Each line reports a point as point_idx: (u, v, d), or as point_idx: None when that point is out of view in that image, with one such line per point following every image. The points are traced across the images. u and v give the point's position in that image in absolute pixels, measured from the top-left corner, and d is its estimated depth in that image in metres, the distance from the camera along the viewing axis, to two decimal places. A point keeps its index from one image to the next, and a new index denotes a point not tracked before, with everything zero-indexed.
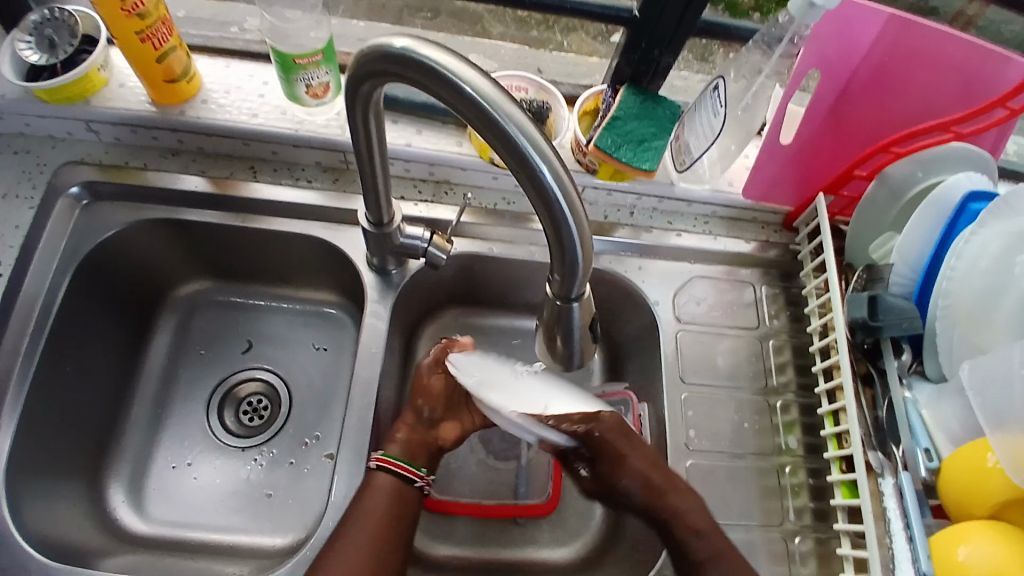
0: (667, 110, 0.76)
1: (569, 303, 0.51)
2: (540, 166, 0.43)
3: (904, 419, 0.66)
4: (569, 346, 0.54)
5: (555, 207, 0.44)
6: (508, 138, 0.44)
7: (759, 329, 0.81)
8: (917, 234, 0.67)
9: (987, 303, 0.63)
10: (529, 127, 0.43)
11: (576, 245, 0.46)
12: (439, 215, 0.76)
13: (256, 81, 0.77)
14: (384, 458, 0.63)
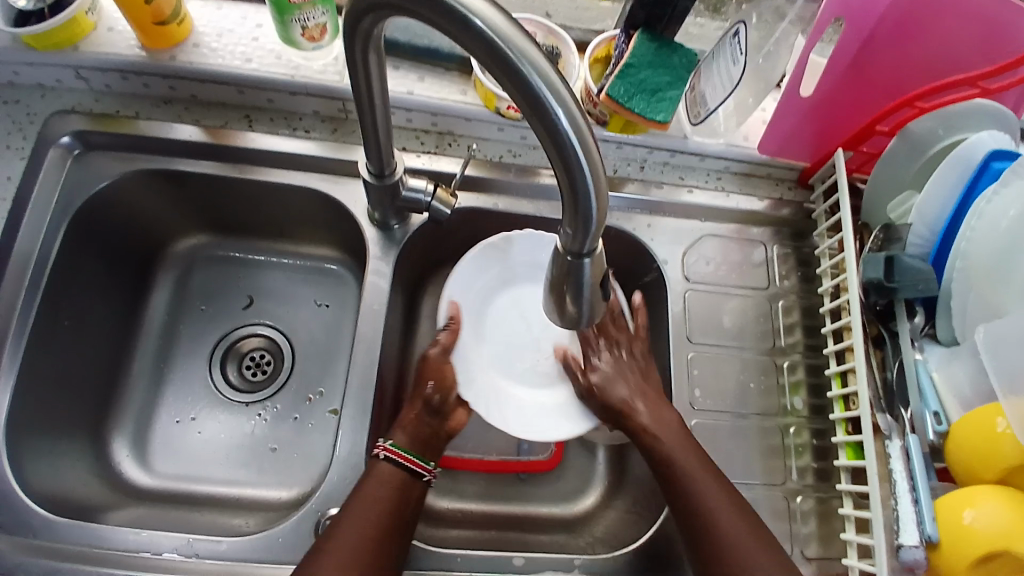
0: (684, 57, 0.71)
1: (580, 259, 0.41)
2: (552, 107, 0.36)
3: (914, 381, 0.63)
4: (579, 306, 0.44)
5: (569, 157, 0.36)
6: (516, 70, 0.36)
7: (769, 289, 0.79)
8: (938, 192, 0.65)
9: (1009, 264, 0.59)
10: (542, 61, 0.36)
11: (590, 200, 0.38)
12: (443, 167, 0.75)
13: (248, 23, 0.79)
14: (392, 449, 0.63)
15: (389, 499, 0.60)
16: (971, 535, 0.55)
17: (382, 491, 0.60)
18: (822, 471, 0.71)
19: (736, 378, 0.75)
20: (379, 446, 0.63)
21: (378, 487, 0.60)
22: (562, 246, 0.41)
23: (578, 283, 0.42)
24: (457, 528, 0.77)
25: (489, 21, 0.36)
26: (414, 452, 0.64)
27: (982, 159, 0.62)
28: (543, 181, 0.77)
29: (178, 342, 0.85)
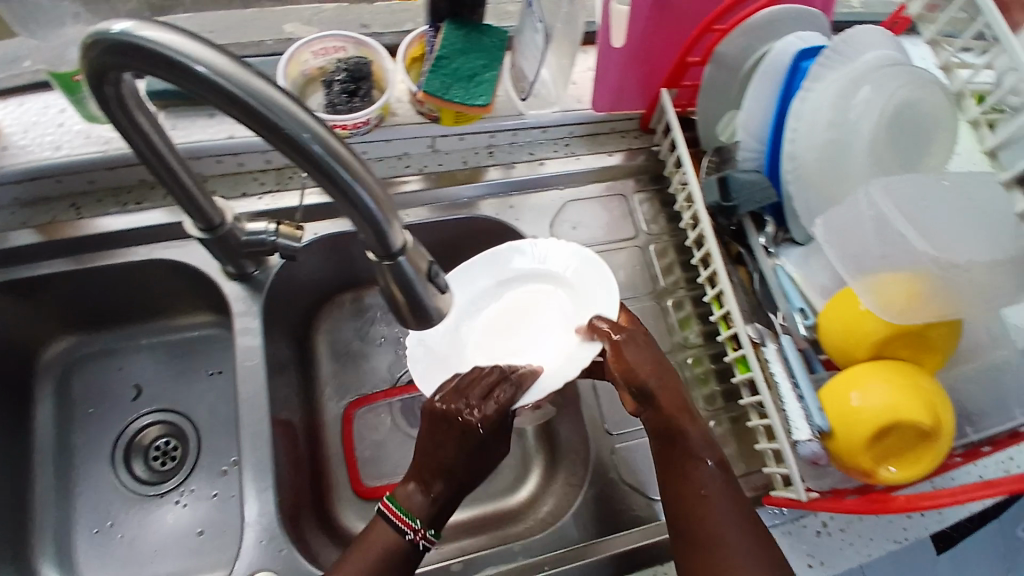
0: (493, 37, 0.73)
1: (395, 259, 0.47)
2: (304, 133, 0.40)
3: (776, 286, 0.66)
4: (412, 300, 0.50)
5: (336, 175, 0.42)
6: (259, 109, 0.40)
7: (638, 238, 0.82)
8: (757, 103, 0.67)
9: (835, 155, 0.61)
10: (279, 96, 0.40)
11: (370, 206, 0.44)
12: (286, 202, 0.74)
13: (52, 110, 0.75)
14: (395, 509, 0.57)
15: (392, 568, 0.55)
16: (859, 415, 0.56)
17: (382, 557, 0.55)
18: (725, 392, 0.75)
19: None
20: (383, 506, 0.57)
21: (377, 549, 0.55)
22: (373, 254, 0.47)
23: (404, 282, 0.47)
24: None
25: (215, 67, 0.39)
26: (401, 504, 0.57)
27: (791, 64, 0.65)
28: (404, 189, 0.78)
29: (75, 451, 0.80)
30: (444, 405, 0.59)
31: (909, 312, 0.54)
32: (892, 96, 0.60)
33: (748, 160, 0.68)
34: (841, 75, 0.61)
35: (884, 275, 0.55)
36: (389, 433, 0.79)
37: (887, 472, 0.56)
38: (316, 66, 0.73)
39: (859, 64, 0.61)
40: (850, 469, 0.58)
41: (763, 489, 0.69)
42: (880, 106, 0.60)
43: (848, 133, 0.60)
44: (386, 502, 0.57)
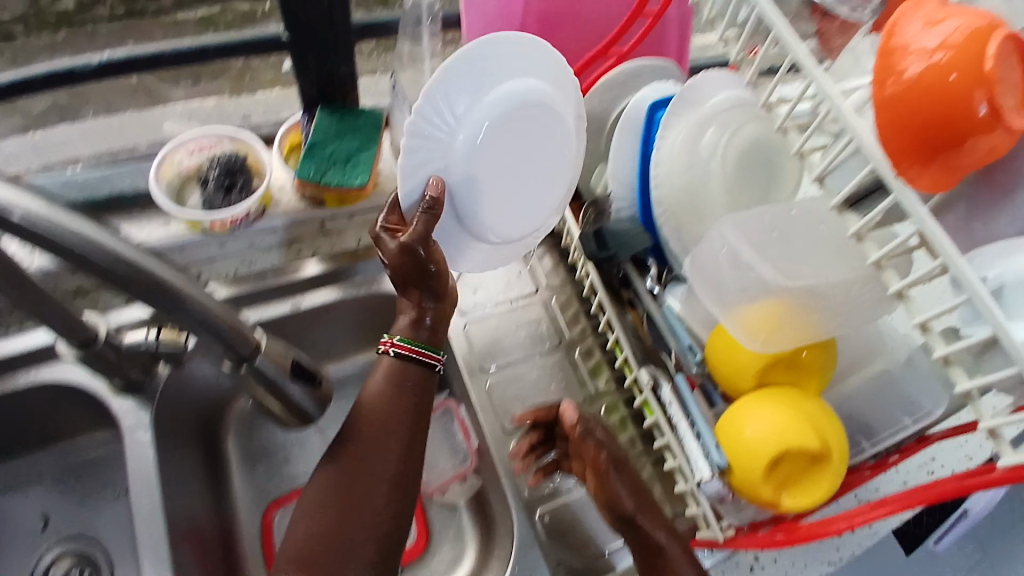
0: (367, 118, 0.75)
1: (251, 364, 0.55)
2: (137, 265, 0.47)
3: (665, 325, 0.67)
4: (276, 394, 0.57)
5: (172, 298, 0.48)
6: (87, 249, 0.45)
7: (539, 293, 0.84)
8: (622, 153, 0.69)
9: (695, 196, 0.65)
10: (108, 238, 0.46)
11: (212, 320, 0.51)
12: (171, 305, 0.74)
13: None
14: (401, 344, 0.62)
15: (394, 425, 0.60)
16: (754, 448, 0.56)
17: (388, 418, 0.60)
18: (643, 435, 0.75)
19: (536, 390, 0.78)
20: (386, 342, 0.62)
21: (388, 395, 0.60)
22: (230, 360, 0.55)
23: (265, 380, 0.56)
24: None
25: (48, 220, 0.43)
26: (427, 347, 0.63)
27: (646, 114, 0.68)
28: (304, 273, 0.77)
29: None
30: (391, 260, 0.58)
31: (775, 338, 0.56)
32: (736, 132, 0.64)
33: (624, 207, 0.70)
34: (689, 120, 0.65)
35: (747, 306, 0.57)
36: None
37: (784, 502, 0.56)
38: (192, 163, 0.73)
39: (702, 108, 0.65)
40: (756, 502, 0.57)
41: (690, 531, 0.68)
42: (726, 143, 0.64)
43: (698, 172, 0.65)
44: (390, 338, 0.62)
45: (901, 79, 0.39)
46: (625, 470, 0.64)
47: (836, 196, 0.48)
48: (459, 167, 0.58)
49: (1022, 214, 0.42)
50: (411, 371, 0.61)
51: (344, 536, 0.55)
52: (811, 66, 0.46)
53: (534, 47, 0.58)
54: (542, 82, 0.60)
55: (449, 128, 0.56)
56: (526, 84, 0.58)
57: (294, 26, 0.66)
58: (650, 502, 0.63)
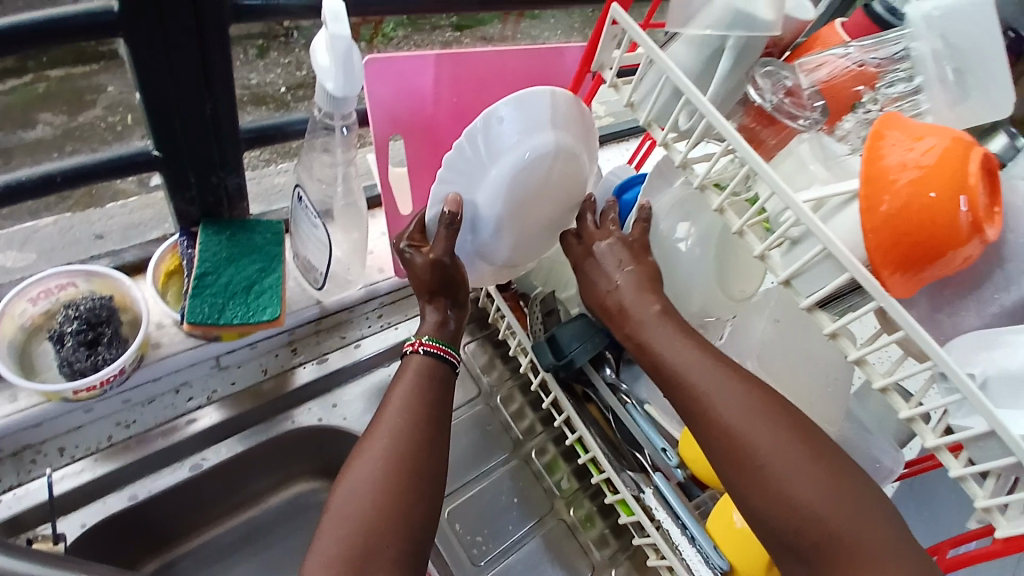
0: (266, 231, 0.65)
1: None
2: None
3: (633, 424, 0.64)
4: None
5: None
6: None
7: (481, 391, 0.78)
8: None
9: (676, 278, 0.64)
10: None
11: None
12: (27, 502, 0.56)
13: None
14: (431, 343, 0.55)
15: (433, 415, 0.51)
16: (750, 534, 0.55)
17: (430, 407, 0.52)
18: (614, 530, 0.71)
19: (495, 506, 0.71)
20: (415, 343, 0.55)
21: (423, 390, 0.52)
22: None
23: None
24: None
25: None
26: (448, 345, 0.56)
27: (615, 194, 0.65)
28: (194, 429, 0.63)
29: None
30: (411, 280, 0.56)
31: None
32: (709, 227, 0.62)
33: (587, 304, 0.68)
34: (664, 209, 0.63)
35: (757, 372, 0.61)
36: None
37: None
38: (37, 312, 0.58)
39: (664, 201, 0.63)
40: None
41: None
42: (696, 237, 0.62)
43: (672, 262, 0.64)
44: (418, 338, 0.55)
45: (896, 197, 0.40)
46: (705, 352, 0.52)
47: (805, 298, 0.49)
48: (479, 207, 0.55)
49: (984, 308, 0.46)
50: (444, 369, 0.54)
51: (388, 525, 0.46)
52: (771, 176, 0.45)
53: (575, 106, 0.54)
54: (576, 135, 0.55)
55: (487, 164, 0.53)
56: (568, 142, 0.54)
57: (169, 140, 0.55)
58: (755, 388, 0.49)
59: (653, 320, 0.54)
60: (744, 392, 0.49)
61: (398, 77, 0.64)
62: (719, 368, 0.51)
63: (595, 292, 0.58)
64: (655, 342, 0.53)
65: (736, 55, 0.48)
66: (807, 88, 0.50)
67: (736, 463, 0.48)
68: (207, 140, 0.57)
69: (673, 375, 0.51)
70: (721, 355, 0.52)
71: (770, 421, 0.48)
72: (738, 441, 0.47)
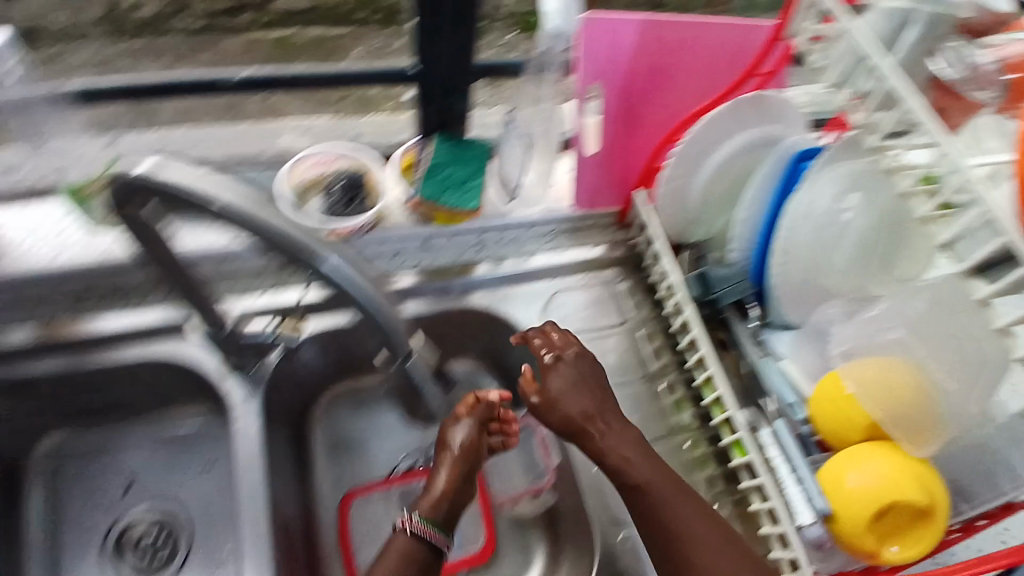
0: (479, 148, 0.79)
1: (401, 358, 0.67)
2: (318, 264, 0.57)
3: (768, 376, 0.71)
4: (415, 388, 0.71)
5: (356, 304, 0.61)
6: (302, 259, 0.57)
7: (626, 323, 0.85)
8: (754, 209, 0.71)
9: (834, 243, 0.68)
10: (324, 254, 0.57)
11: (374, 314, 0.61)
12: (285, 301, 0.77)
13: (65, 233, 0.78)
14: (420, 524, 0.66)
15: (466, 501, 0.71)
16: (853, 495, 0.60)
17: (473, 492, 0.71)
18: (726, 475, 0.76)
19: (618, 420, 0.79)
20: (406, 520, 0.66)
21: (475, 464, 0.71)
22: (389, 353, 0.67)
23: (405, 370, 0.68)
24: None
25: (234, 207, 0.52)
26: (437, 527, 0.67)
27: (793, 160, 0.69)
28: (393, 287, 0.79)
29: (63, 561, 0.78)
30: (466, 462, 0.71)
31: (890, 401, 0.61)
32: (882, 201, 0.66)
33: (739, 255, 0.73)
34: (832, 181, 0.66)
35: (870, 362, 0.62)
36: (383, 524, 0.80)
37: (890, 552, 0.61)
38: (312, 175, 0.79)
39: (847, 167, 0.66)
40: (856, 551, 0.62)
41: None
42: (868, 206, 0.66)
43: (843, 230, 0.67)
44: (411, 516, 0.66)
45: None
46: (674, 490, 0.63)
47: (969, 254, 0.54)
48: (689, 185, 0.76)
49: None
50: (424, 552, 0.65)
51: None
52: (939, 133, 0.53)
53: (775, 103, 0.73)
54: (773, 125, 0.74)
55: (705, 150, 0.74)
56: (767, 132, 0.74)
57: (429, 58, 0.72)
58: (714, 520, 0.62)
59: (641, 459, 0.65)
60: (707, 524, 0.61)
61: (610, 34, 0.72)
62: (671, 506, 0.62)
63: (583, 436, 0.67)
64: (643, 468, 0.64)
65: (927, 29, 0.56)
66: (991, 64, 0.57)
67: (676, 561, 0.61)
68: (453, 62, 0.73)
69: (653, 502, 0.63)
70: (687, 487, 0.64)
71: (725, 541, 0.60)
72: (680, 540, 0.61)
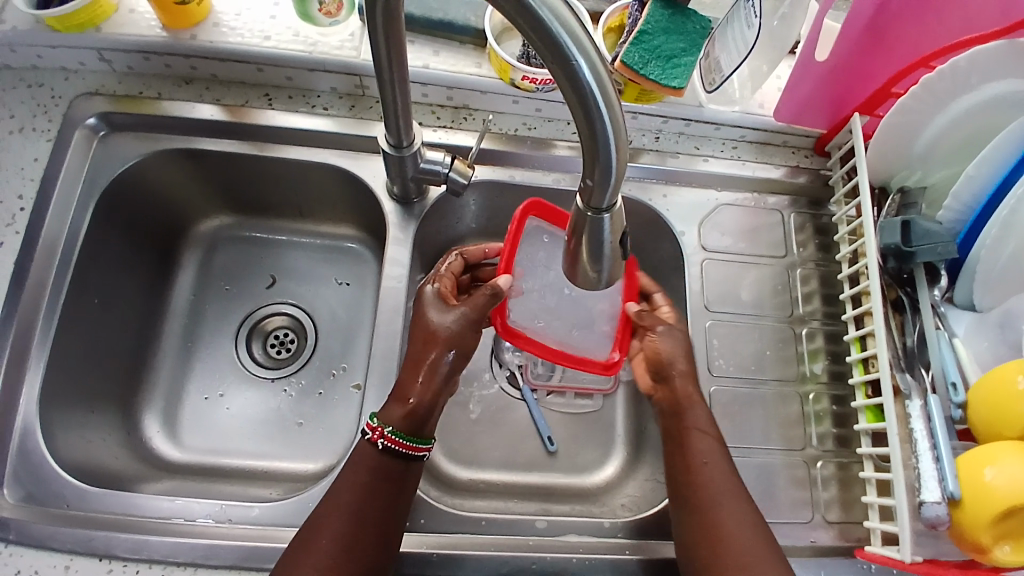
0: (698, 23, 0.70)
1: (600, 214, 0.43)
2: (572, 51, 0.36)
3: (935, 348, 0.64)
4: (598, 268, 0.46)
5: (589, 105, 0.37)
6: (531, 10, 0.35)
7: (786, 258, 0.80)
8: (988, 168, 0.62)
9: None
10: (561, 7, 0.35)
11: (609, 142, 0.38)
12: (459, 141, 0.76)
13: (263, 15, 0.77)
14: (390, 436, 0.61)
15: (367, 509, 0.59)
16: (992, 491, 0.54)
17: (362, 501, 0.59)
18: (841, 437, 0.72)
19: (751, 350, 0.76)
20: (377, 432, 0.61)
21: (370, 470, 0.61)
22: (582, 203, 0.43)
23: (595, 236, 0.44)
24: (483, 498, 0.76)
25: None
26: (409, 436, 0.62)
27: None
28: (557, 152, 0.78)
29: (201, 330, 0.84)
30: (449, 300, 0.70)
31: None
32: None
33: (949, 220, 0.66)
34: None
35: None
36: (486, 378, 0.84)
37: (1001, 552, 0.55)
38: None
39: None
40: (963, 541, 0.57)
41: (857, 543, 0.67)
42: None
43: None
44: (381, 428, 0.61)
45: None
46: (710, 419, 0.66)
47: None
48: (924, 127, 0.66)
49: None
50: (396, 463, 0.61)
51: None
52: None
53: None
54: None
55: (959, 91, 0.63)
56: None
57: None
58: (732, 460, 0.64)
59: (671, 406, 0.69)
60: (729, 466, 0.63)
61: None
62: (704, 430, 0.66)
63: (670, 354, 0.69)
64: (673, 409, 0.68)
65: None
66: None
67: (705, 549, 0.59)
68: None
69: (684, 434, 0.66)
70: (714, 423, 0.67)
71: (755, 537, 0.59)
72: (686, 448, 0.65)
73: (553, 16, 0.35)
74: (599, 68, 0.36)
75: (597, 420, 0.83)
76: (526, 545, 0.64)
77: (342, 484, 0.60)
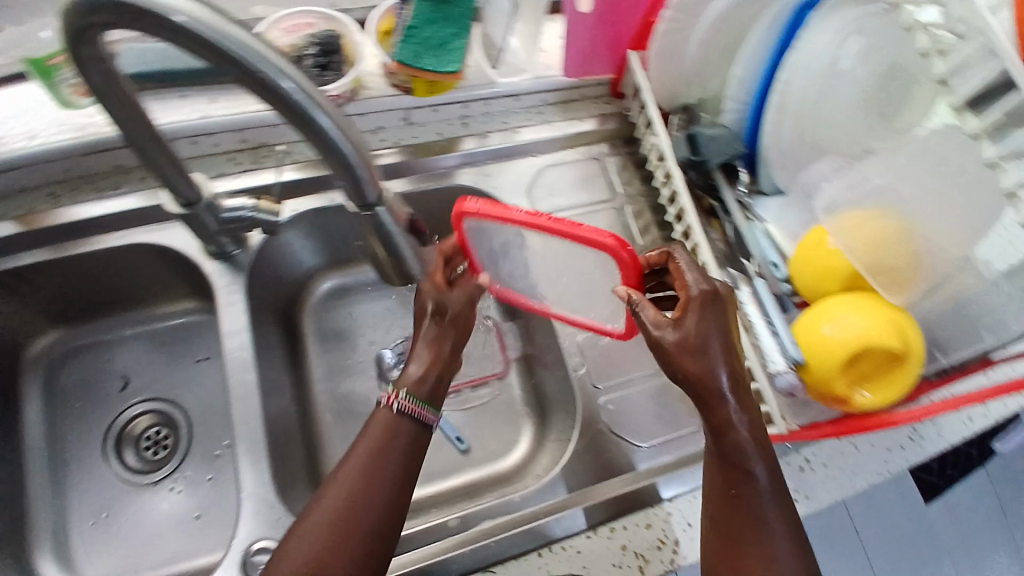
0: (462, 6, 0.72)
1: (374, 210, 0.53)
2: (287, 88, 0.44)
3: (752, 238, 0.68)
4: (402, 257, 0.59)
5: (319, 131, 0.46)
6: (243, 63, 0.43)
7: (615, 199, 0.83)
8: (752, 63, 0.66)
9: (824, 103, 0.63)
10: (267, 55, 0.43)
11: (351, 156, 0.49)
12: (263, 180, 0.74)
13: (20, 113, 0.72)
14: (407, 400, 0.57)
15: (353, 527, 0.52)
16: (828, 345, 0.59)
17: (348, 508, 0.53)
18: None
19: None
20: (392, 394, 0.58)
21: (385, 464, 0.55)
22: (357, 207, 0.53)
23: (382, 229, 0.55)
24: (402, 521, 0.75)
25: (194, 16, 0.41)
26: (426, 401, 0.59)
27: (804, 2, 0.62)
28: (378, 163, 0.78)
29: (63, 458, 0.78)
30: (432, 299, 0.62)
31: (873, 251, 0.57)
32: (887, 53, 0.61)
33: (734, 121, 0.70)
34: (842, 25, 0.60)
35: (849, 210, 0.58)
36: None
37: (861, 397, 0.60)
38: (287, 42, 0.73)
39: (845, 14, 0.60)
40: (827, 398, 0.61)
41: None
42: (871, 60, 0.61)
43: (836, 85, 0.62)
44: (396, 393, 0.57)
45: None
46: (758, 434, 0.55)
47: None
48: (686, 47, 0.70)
49: None
50: (409, 438, 0.56)
51: None
52: None
53: None
54: None
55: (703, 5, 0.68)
56: None
57: None
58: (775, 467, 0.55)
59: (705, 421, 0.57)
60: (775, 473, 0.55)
61: None
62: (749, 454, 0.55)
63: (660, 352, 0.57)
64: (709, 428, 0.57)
65: None
66: None
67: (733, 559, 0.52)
68: None
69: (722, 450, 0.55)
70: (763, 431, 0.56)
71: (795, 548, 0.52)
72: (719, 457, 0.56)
73: (263, 64, 0.43)
74: (314, 96, 0.45)
75: (494, 407, 0.83)
76: (446, 547, 0.64)
77: (340, 482, 0.54)
